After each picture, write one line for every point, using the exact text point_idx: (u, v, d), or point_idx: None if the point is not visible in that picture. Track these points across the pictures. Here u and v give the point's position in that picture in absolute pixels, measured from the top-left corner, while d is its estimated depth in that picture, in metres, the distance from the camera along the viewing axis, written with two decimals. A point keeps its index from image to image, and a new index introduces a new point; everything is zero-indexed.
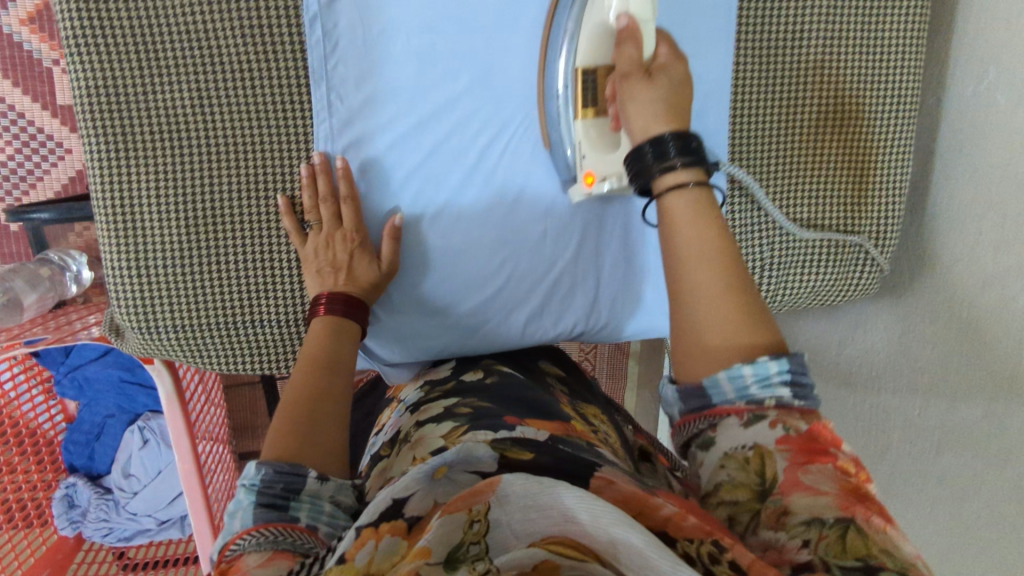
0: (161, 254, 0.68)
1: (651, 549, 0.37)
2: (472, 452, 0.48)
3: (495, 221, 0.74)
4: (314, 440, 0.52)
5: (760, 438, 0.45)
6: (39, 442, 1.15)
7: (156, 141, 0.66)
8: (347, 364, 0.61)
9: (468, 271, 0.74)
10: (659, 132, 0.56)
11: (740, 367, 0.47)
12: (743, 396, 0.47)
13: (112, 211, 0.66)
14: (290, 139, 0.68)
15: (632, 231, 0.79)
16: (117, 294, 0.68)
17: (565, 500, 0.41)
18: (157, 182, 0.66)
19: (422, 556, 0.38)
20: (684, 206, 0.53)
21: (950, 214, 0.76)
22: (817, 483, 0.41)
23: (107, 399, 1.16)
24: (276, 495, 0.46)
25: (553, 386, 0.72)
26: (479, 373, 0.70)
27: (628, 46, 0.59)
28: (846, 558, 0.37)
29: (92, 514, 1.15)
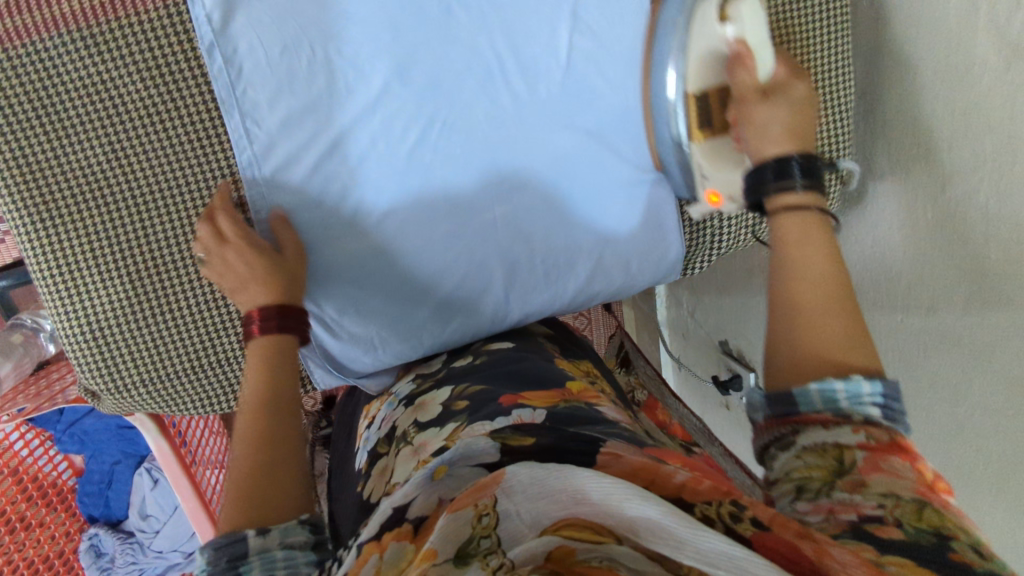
0: (115, 313, 0.69)
1: (668, 518, 0.36)
2: (472, 447, 0.48)
3: (442, 215, 0.73)
4: (268, 489, 0.50)
5: (841, 438, 0.47)
6: (52, 497, 1.16)
7: (79, 204, 0.65)
8: (286, 389, 0.59)
9: (425, 269, 0.74)
10: (779, 153, 0.62)
11: (832, 380, 0.50)
12: (830, 407, 0.50)
13: (55, 284, 0.67)
14: (215, 175, 0.68)
15: (587, 197, 0.77)
16: (82, 359, 0.69)
17: (575, 481, 0.40)
18: (92, 245, 0.66)
19: (429, 558, 0.37)
20: (794, 221, 0.59)
21: (899, 118, 0.74)
22: (899, 470, 0.44)
23: (112, 446, 1.17)
24: (223, 570, 0.43)
25: (545, 346, 0.76)
26: (468, 359, 0.73)
27: (740, 68, 0.64)
28: (922, 523, 0.39)
29: (120, 560, 1.17)
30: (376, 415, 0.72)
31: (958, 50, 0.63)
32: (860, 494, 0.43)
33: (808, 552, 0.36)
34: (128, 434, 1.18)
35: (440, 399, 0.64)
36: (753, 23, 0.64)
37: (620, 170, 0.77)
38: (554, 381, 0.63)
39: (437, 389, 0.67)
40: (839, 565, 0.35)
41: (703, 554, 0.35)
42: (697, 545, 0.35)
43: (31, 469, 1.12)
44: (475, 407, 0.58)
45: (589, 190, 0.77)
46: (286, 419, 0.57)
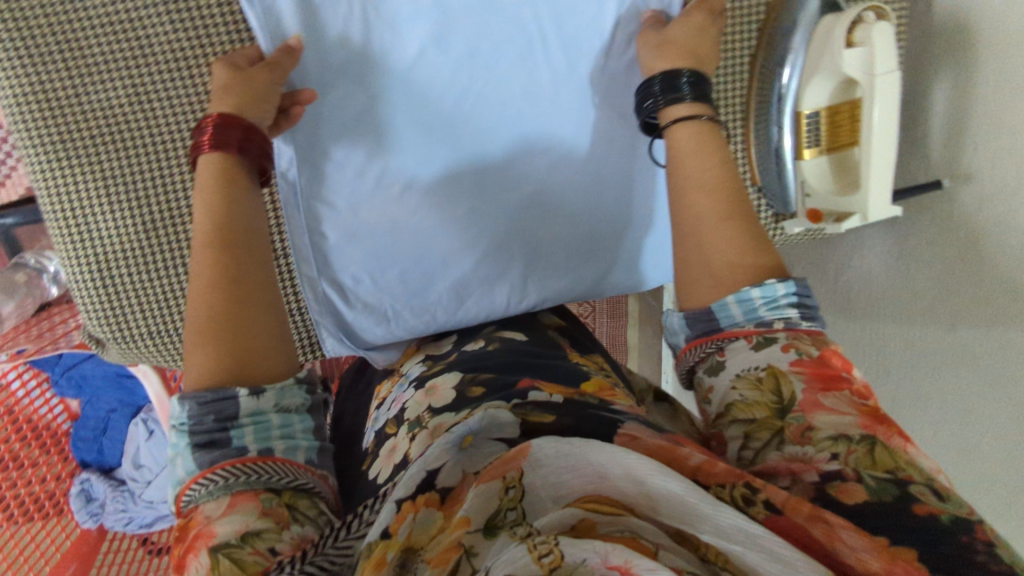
0: (125, 258, 0.67)
1: (689, 492, 0.37)
2: (496, 418, 0.47)
3: (469, 189, 0.71)
4: (239, 340, 0.50)
5: (773, 361, 0.49)
6: (45, 435, 1.16)
7: (98, 145, 0.63)
8: (240, 213, 0.55)
9: (444, 243, 0.72)
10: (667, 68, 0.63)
11: (748, 290, 0.52)
12: (752, 319, 0.52)
13: (65, 223, 0.65)
14: None
15: (615, 184, 0.75)
16: (87, 302, 0.68)
17: (595, 457, 0.40)
18: (108, 190, 0.65)
19: (463, 525, 0.38)
20: (693, 132, 0.61)
21: (939, 127, 0.72)
22: (836, 405, 0.45)
23: (109, 394, 1.17)
24: (212, 430, 0.46)
25: (554, 338, 0.72)
26: (479, 343, 0.70)
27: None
28: (876, 468, 0.41)
29: (110, 506, 1.16)
30: (385, 396, 0.70)
31: (1013, 66, 0.61)
32: (812, 445, 0.43)
33: (820, 535, 0.37)
34: (126, 383, 1.17)
35: (451, 384, 0.63)
36: (883, 51, 0.60)
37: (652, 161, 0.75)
38: (569, 375, 0.62)
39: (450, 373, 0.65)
40: (848, 547, 0.36)
41: (720, 530, 0.36)
42: (716, 522, 0.37)
43: (26, 407, 1.11)
44: (493, 393, 0.58)
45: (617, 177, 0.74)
46: (255, 258, 0.54)
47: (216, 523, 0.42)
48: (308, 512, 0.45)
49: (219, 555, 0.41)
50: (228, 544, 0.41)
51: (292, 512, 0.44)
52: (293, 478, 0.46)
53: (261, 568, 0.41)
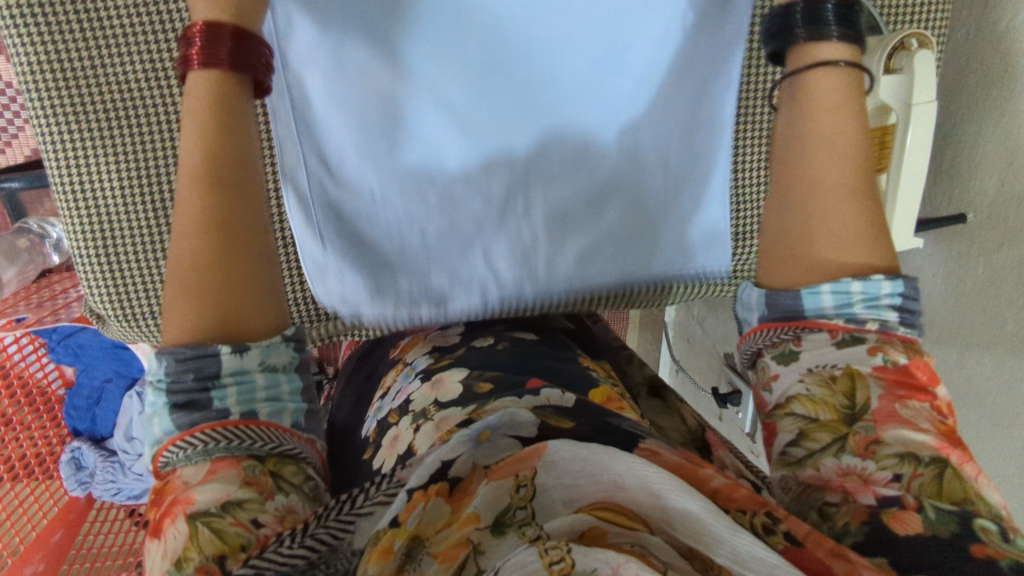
0: (132, 238, 0.65)
1: (709, 515, 0.38)
2: (516, 417, 0.46)
3: (478, 136, 0.63)
4: (225, 291, 0.46)
5: (852, 361, 0.47)
6: (39, 400, 1.14)
7: (111, 120, 0.62)
8: (237, 139, 0.48)
9: (445, 196, 0.65)
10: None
11: (850, 282, 0.48)
12: (844, 313, 0.48)
13: (75, 199, 0.63)
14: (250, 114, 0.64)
15: (644, 158, 0.66)
16: (90, 280, 0.66)
17: (613, 468, 0.41)
18: (119, 167, 0.63)
19: (473, 522, 0.40)
20: (830, 80, 0.51)
21: (956, 161, 0.72)
22: (913, 417, 0.44)
23: (105, 364, 1.16)
24: (192, 390, 0.44)
25: (568, 344, 0.72)
26: (490, 339, 0.71)
27: None
28: (943, 498, 0.40)
29: (99, 476, 1.15)
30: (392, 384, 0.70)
31: None
32: (874, 459, 0.43)
33: (841, 570, 0.37)
34: (123, 355, 1.17)
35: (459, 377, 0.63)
36: (922, 78, 0.60)
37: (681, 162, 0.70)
38: (581, 378, 0.63)
39: (454, 368, 0.65)
40: None
41: (736, 555, 0.37)
42: (732, 546, 0.37)
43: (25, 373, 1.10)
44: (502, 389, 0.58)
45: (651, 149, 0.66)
46: (248, 193, 0.48)
47: (195, 490, 0.41)
48: (293, 479, 0.45)
49: (197, 523, 0.40)
50: (207, 513, 0.41)
51: (276, 480, 0.44)
52: (278, 444, 0.45)
53: (245, 540, 0.40)
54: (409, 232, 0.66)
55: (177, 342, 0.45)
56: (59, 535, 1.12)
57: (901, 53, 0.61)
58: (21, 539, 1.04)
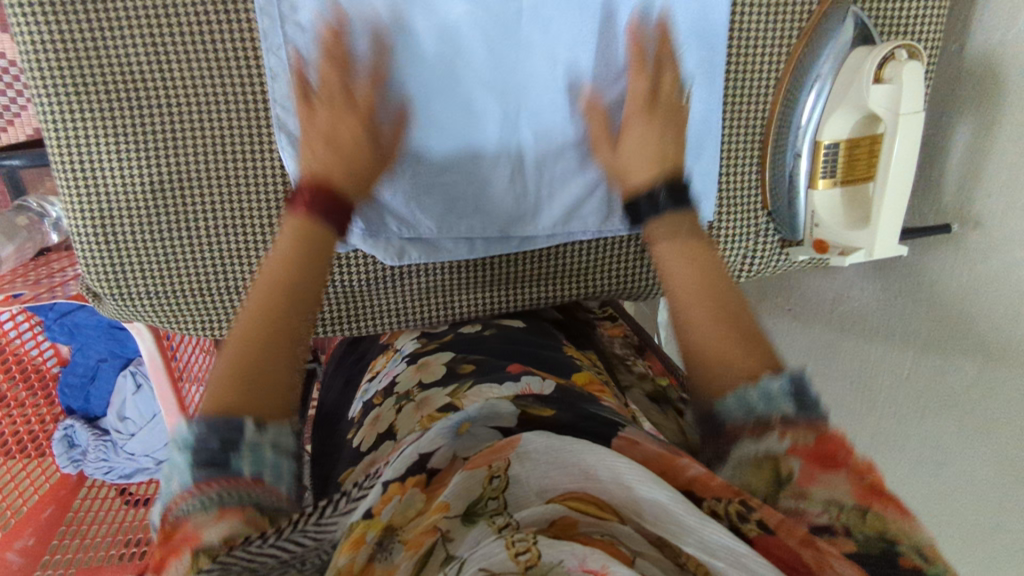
0: (130, 220, 0.66)
1: (677, 505, 0.41)
2: (495, 409, 0.49)
3: (460, 102, 0.66)
4: (265, 382, 0.52)
5: (770, 448, 0.47)
6: (33, 377, 1.16)
7: (112, 102, 0.62)
8: (307, 284, 0.60)
9: (428, 158, 0.68)
10: (647, 179, 0.68)
11: (745, 390, 0.50)
12: (749, 415, 0.49)
13: (76, 178, 0.64)
14: (250, 101, 0.64)
15: (617, 130, 0.70)
16: (88, 259, 0.67)
17: (585, 460, 0.45)
18: (120, 149, 0.64)
19: (441, 511, 0.42)
20: (671, 248, 0.65)
21: (926, 182, 0.76)
22: (831, 480, 0.44)
23: (99, 343, 1.16)
24: (214, 452, 0.45)
25: (556, 336, 0.76)
26: (477, 327, 0.76)
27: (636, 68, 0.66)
28: (868, 531, 0.41)
29: (91, 454, 1.16)
30: (380, 368, 0.75)
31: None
32: (805, 503, 0.43)
33: (808, 560, 0.39)
34: (119, 335, 1.17)
35: (444, 360, 0.67)
36: (911, 87, 0.61)
37: None
38: (569, 368, 0.65)
39: (440, 352, 0.70)
40: None
41: (704, 544, 0.40)
42: (702, 536, 0.40)
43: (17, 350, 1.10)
44: (484, 374, 0.62)
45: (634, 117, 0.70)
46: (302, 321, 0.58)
47: (203, 535, 0.41)
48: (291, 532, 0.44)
49: (200, 554, 0.40)
50: (210, 547, 0.40)
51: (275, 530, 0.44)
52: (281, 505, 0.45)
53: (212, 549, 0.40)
54: (401, 179, 0.69)
55: (207, 414, 0.48)
56: (50, 511, 1.13)
57: (890, 64, 0.62)
58: (13, 513, 1.05)
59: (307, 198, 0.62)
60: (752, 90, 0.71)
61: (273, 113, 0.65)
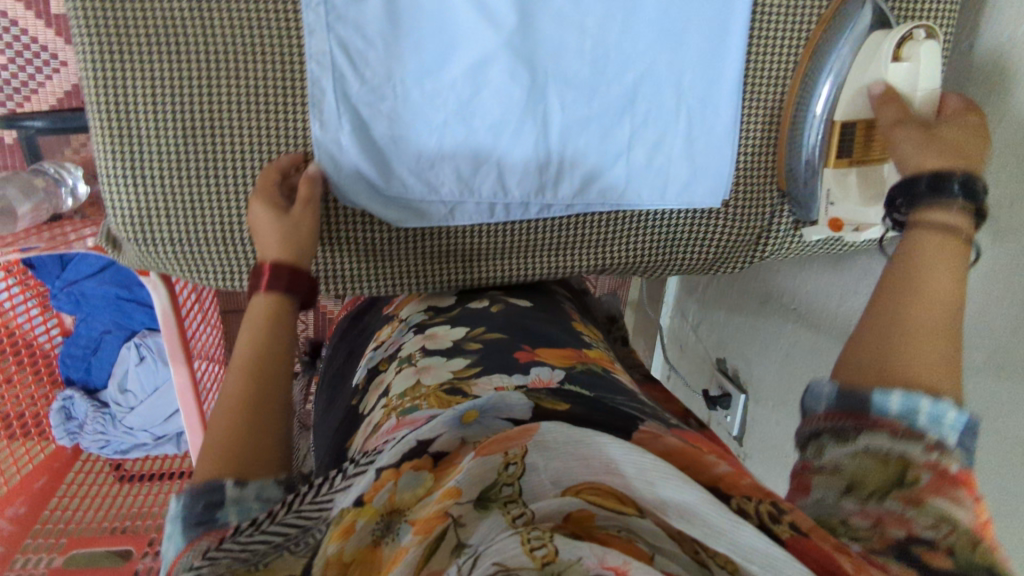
0: (160, 168, 0.67)
1: (705, 506, 0.38)
2: (505, 399, 0.47)
3: (494, 67, 0.67)
4: (248, 444, 0.52)
5: (909, 451, 0.46)
6: (36, 354, 1.14)
7: (149, 48, 0.63)
8: (277, 346, 0.59)
9: (459, 121, 0.68)
10: (937, 167, 0.58)
11: (918, 398, 0.49)
12: (905, 417, 0.48)
13: (108, 120, 0.64)
14: (285, 56, 0.65)
15: (642, 104, 0.72)
16: (115, 204, 0.67)
17: (611, 453, 0.42)
18: (154, 96, 0.64)
19: (452, 497, 0.40)
20: (930, 241, 0.56)
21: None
22: (959, 501, 0.42)
23: (104, 314, 1.16)
24: (200, 514, 0.46)
25: (562, 306, 0.80)
26: (484, 302, 0.77)
27: (890, 106, 0.64)
28: (975, 554, 0.39)
29: (89, 426, 1.16)
30: (386, 339, 0.78)
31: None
32: (915, 508, 0.43)
33: (849, 567, 0.38)
34: (125, 306, 1.18)
35: (453, 336, 0.71)
36: (929, 66, 0.63)
37: (682, 128, 0.73)
38: (575, 343, 0.70)
39: (449, 325, 0.73)
40: None
41: (738, 546, 0.37)
42: (735, 539, 0.37)
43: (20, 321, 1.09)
44: (488, 355, 0.65)
45: (652, 95, 0.72)
46: (273, 375, 0.57)
47: None
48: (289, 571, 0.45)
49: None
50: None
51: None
52: None
53: (206, 546, 0.44)
54: (429, 141, 0.68)
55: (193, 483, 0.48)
56: (42, 481, 1.11)
57: (908, 43, 0.64)
58: (8, 480, 1.04)
59: (271, 278, 0.63)
60: (769, 76, 0.73)
61: (308, 66, 0.65)
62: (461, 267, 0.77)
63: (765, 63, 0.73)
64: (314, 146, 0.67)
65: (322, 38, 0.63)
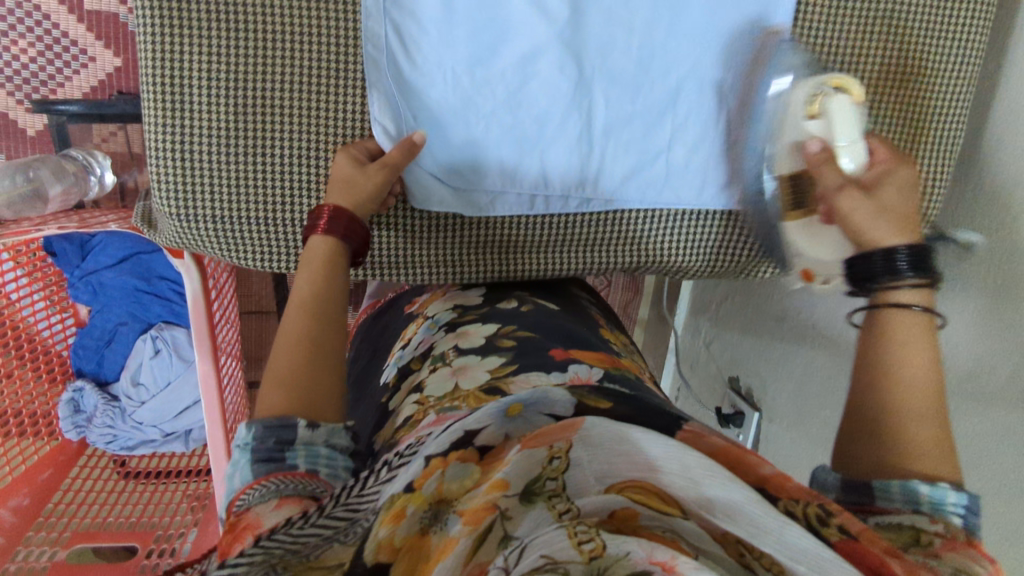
0: (207, 144, 0.67)
1: (750, 505, 0.34)
2: (550, 394, 0.41)
3: (542, 59, 0.68)
4: (309, 384, 0.50)
5: (918, 523, 0.44)
6: (51, 357, 1.13)
7: (208, 24, 0.64)
8: (337, 291, 0.59)
9: (506, 108, 0.69)
10: (889, 244, 0.58)
11: (917, 483, 0.46)
12: (909, 505, 0.45)
13: (162, 93, 0.65)
14: (340, 39, 0.66)
15: (684, 103, 0.73)
16: (160, 177, 0.68)
17: (650, 450, 0.38)
18: (208, 71, 0.65)
19: (500, 489, 0.37)
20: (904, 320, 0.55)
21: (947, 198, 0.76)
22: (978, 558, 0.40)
23: (119, 305, 1.15)
24: (272, 450, 0.45)
25: (589, 311, 0.78)
26: (514, 302, 0.74)
27: (828, 169, 0.63)
28: None
29: (98, 419, 1.14)
30: (412, 337, 0.74)
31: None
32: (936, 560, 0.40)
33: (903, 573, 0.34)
34: (143, 299, 1.17)
35: (485, 333, 0.67)
36: (842, 119, 0.63)
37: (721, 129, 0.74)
38: (607, 350, 0.66)
39: (482, 322, 0.69)
40: None
41: (785, 546, 0.33)
42: (781, 537, 0.33)
43: (37, 324, 1.08)
44: (525, 353, 0.61)
45: (693, 95, 0.73)
46: (333, 316, 0.56)
47: (269, 515, 0.41)
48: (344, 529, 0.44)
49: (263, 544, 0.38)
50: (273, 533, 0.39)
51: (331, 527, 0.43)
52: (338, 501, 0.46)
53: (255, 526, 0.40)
54: (475, 128, 0.69)
55: (262, 417, 0.47)
56: (48, 473, 1.09)
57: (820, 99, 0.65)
58: (11, 470, 1.01)
59: (330, 223, 0.62)
60: None
61: (364, 49, 0.66)
62: (497, 260, 0.77)
63: None
64: (370, 125, 0.68)
65: (378, 23, 0.65)
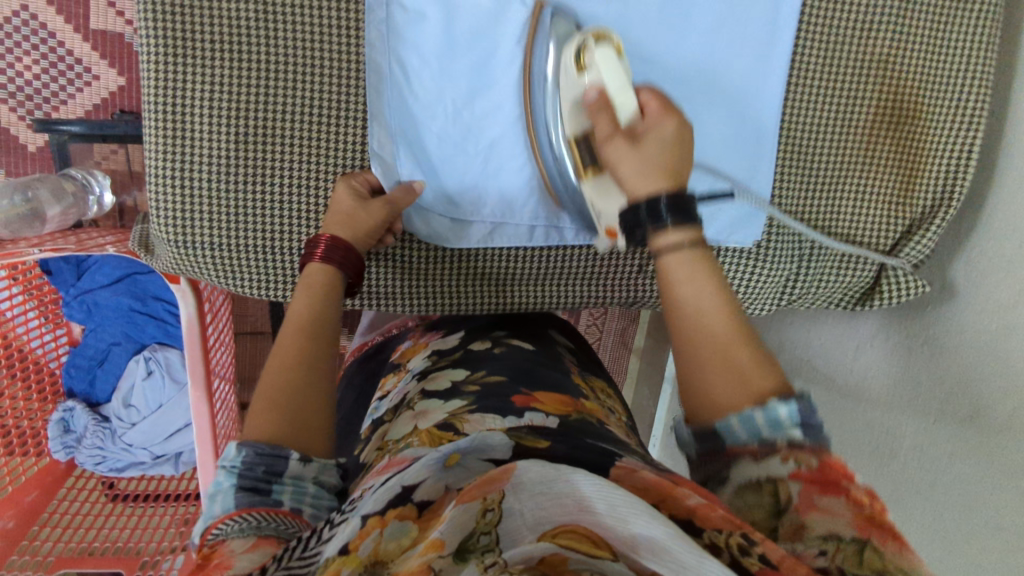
0: (205, 172, 0.67)
1: (673, 541, 0.34)
2: (486, 439, 0.43)
3: None
4: (294, 407, 0.50)
5: (772, 471, 0.44)
6: (42, 372, 1.12)
7: (210, 55, 0.64)
8: (334, 318, 0.58)
9: (504, 141, 0.70)
10: (650, 193, 0.55)
11: (751, 412, 0.46)
12: (755, 439, 0.46)
13: (163, 123, 0.65)
14: (340, 69, 0.66)
15: None
16: (158, 205, 0.67)
17: (582, 488, 0.38)
18: (209, 101, 0.65)
19: (436, 549, 0.35)
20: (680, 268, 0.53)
21: (954, 231, 0.78)
22: (832, 506, 0.41)
23: (115, 326, 1.15)
24: (258, 479, 0.44)
25: (562, 355, 0.72)
26: (486, 343, 0.70)
27: (603, 118, 0.58)
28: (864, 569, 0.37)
29: (87, 440, 1.12)
30: (391, 388, 0.71)
31: None
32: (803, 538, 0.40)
33: None
34: (136, 318, 1.16)
35: (451, 376, 0.64)
36: (608, 69, 0.58)
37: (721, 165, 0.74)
38: (573, 393, 0.62)
39: (452, 367, 0.66)
40: None
41: None
42: None
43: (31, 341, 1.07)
44: (486, 396, 0.58)
45: None
46: (323, 335, 0.56)
47: (239, 556, 0.40)
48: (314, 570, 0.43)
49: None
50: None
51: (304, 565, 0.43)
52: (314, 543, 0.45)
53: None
54: (474, 162, 0.70)
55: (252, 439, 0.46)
56: (34, 495, 1.07)
57: (586, 49, 0.59)
58: None
59: (326, 249, 0.62)
60: (806, 123, 0.75)
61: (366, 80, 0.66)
62: (490, 292, 0.77)
63: (803, 110, 0.75)
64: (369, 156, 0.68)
65: (380, 55, 0.66)
